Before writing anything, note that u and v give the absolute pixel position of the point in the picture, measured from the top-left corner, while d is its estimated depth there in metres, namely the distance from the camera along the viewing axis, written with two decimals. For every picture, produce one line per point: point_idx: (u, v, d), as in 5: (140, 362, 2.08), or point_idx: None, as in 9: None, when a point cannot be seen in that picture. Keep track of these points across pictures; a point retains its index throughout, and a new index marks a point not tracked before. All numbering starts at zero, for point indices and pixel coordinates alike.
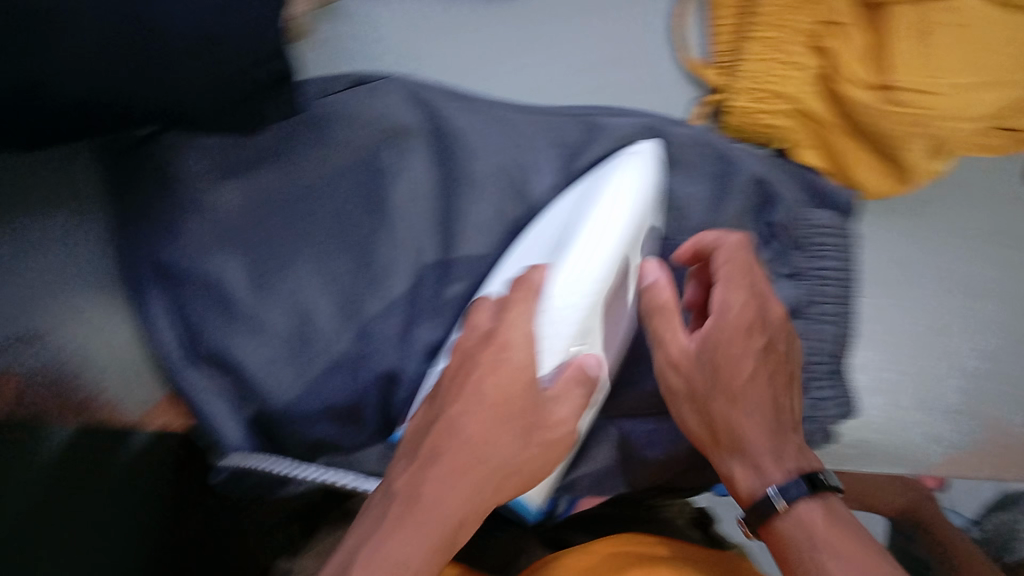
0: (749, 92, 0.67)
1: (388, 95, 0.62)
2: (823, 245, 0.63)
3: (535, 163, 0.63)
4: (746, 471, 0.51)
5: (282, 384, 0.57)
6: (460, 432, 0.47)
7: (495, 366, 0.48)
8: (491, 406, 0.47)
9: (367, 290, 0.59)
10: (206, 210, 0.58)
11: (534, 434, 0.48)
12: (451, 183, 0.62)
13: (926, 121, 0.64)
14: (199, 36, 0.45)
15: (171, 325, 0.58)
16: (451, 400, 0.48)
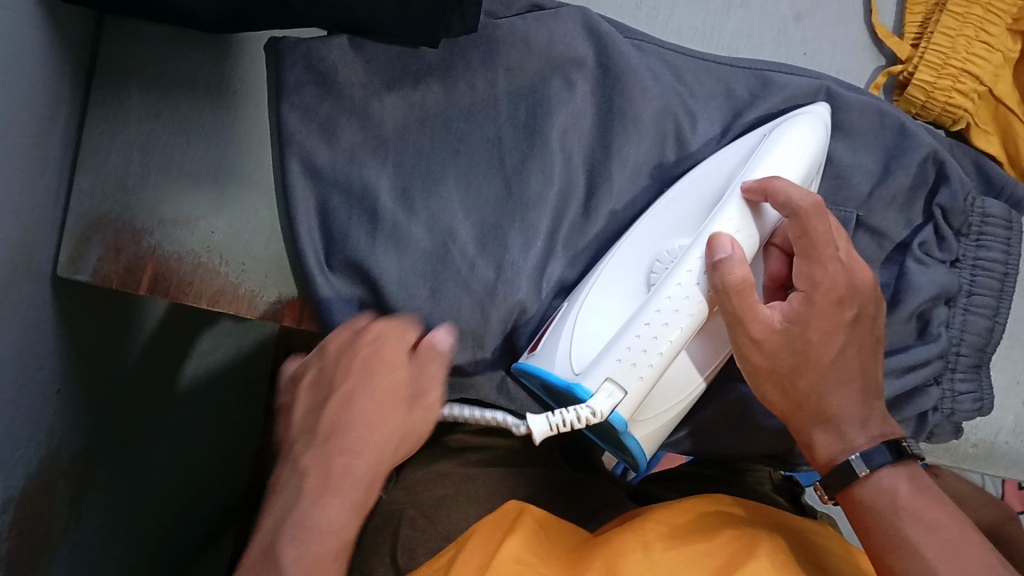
0: (934, 67, 0.61)
1: (568, 21, 0.61)
2: (989, 234, 0.59)
3: (697, 113, 0.62)
4: (831, 440, 0.52)
5: (415, 300, 0.58)
6: (356, 407, 0.49)
7: (377, 342, 0.53)
8: (365, 387, 0.50)
9: (510, 219, 0.60)
10: (369, 119, 0.59)
11: (417, 404, 0.51)
12: (608, 121, 0.62)
13: None
14: None
15: (313, 224, 0.58)
16: (338, 377, 0.51)
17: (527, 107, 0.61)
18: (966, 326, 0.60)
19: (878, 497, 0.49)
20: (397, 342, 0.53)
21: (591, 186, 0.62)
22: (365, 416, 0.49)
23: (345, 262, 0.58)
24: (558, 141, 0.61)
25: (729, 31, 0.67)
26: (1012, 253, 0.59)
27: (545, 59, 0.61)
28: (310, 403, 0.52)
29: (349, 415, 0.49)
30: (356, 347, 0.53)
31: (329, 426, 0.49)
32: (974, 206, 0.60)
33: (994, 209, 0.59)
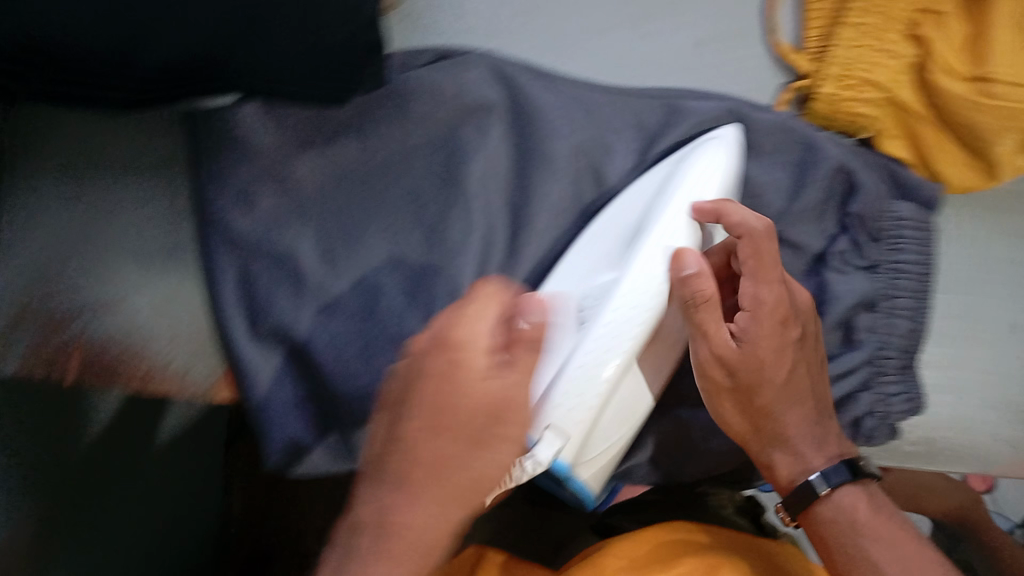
0: (837, 79, 0.62)
1: (475, 69, 0.62)
2: (901, 237, 0.61)
3: (612, 146, 0.63)
4: (791, 463, 0.55)
5: (345, 360, 0.59)
6: (419, 451, 0.42)
7: (450, 370, 0.42)
8: (452, 410, 0.42)
9: (436, 271, 0.60)
10: (287, 183, 0.59)
11: (501, 430, 0.44)
12: (526, 158, 0.62)
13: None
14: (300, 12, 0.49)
15: (237, 294, 0.58)
16: (412, 403, 0.43)
17: (443, 154, 0.61)
18: (889, 327, 0.61)
19: (828, 517, 0.54)
20: (479, 357, 0.43)
21: (515, 228, 0.62)
22: (422, 447, 0.42)
23: (272, 329, 0.59)
24: (478, 187, 0.61)
25: (636, 60, 0.67)
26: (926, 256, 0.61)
27: (456, 106, 0.61)
28: (383, 439, 0.44)
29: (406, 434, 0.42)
30: (432, 371, 0.43)
31: (395, 426, 0.44)
32: (886, 211, 0.61)
33: (904, 212, 0.61)
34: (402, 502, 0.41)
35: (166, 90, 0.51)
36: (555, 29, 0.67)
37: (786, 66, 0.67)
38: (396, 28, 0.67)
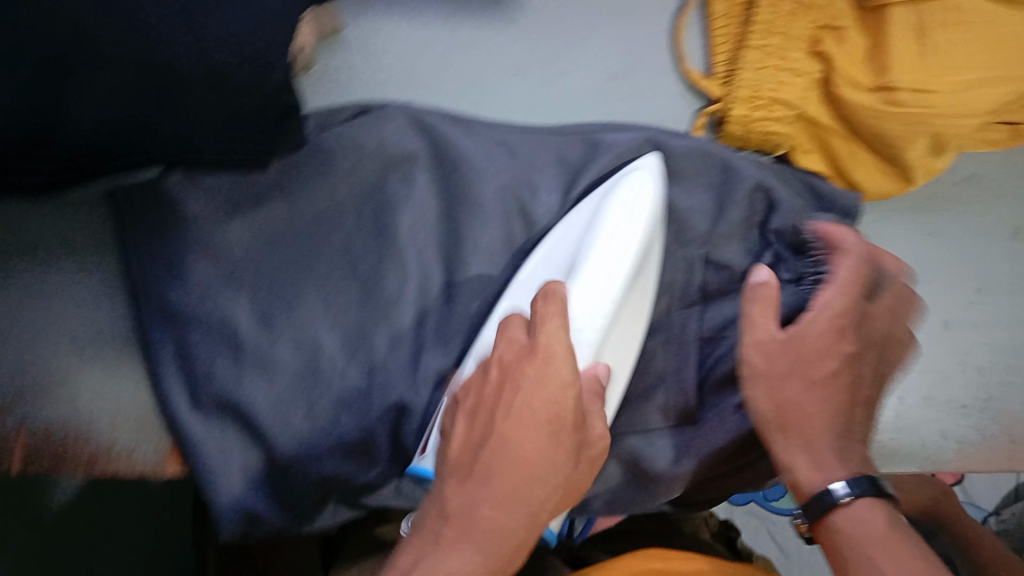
0: (748, 101, 0.63)
1: (394, 120, 0.63)
2: (821, 249, 0.61)
3: (537, 183, 0.64)
4: (813, 470, 0.52)
5: (289, 424, 0.58)
6: (508, 449, 0.48)
7: (541, 383, 0.48)
8: (549, 424, 0.48)
9: (374, 322, 0.60)
10: (216, 251, 0.59)
11: (581, 454, 0.50)
12: (453, 204, 0.63)
13: (928, 120, 0.60)
14: (208, 69, 0.45)
15: (177, 369, 0.58)
16: (498, 416, 0.49)
17: (371, 207, 0.61)
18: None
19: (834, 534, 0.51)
20: (571, 387, 0.48)
21: (449, 274, 0.62)
22: (514, 453, 0.47)
23: (214, 399, 0.58)
24: (410, 235, 0.61)
25: (554, 100, 0.68)
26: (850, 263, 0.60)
27: (378, 159, 0.62)
28: (467, 433, 0.50)
29: (497, 435, 0.48)
30: (521, 381, 0.49)
31: (481, 440, 0.49)
32: (804, 224, 0.62)
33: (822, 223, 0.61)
34: (489, 491, 0.47)
35: (82, 161, 0.49)
36: (472, 77, 0.67)
37: (697, 92, 0.68)
38: (310, 87, 0.65)
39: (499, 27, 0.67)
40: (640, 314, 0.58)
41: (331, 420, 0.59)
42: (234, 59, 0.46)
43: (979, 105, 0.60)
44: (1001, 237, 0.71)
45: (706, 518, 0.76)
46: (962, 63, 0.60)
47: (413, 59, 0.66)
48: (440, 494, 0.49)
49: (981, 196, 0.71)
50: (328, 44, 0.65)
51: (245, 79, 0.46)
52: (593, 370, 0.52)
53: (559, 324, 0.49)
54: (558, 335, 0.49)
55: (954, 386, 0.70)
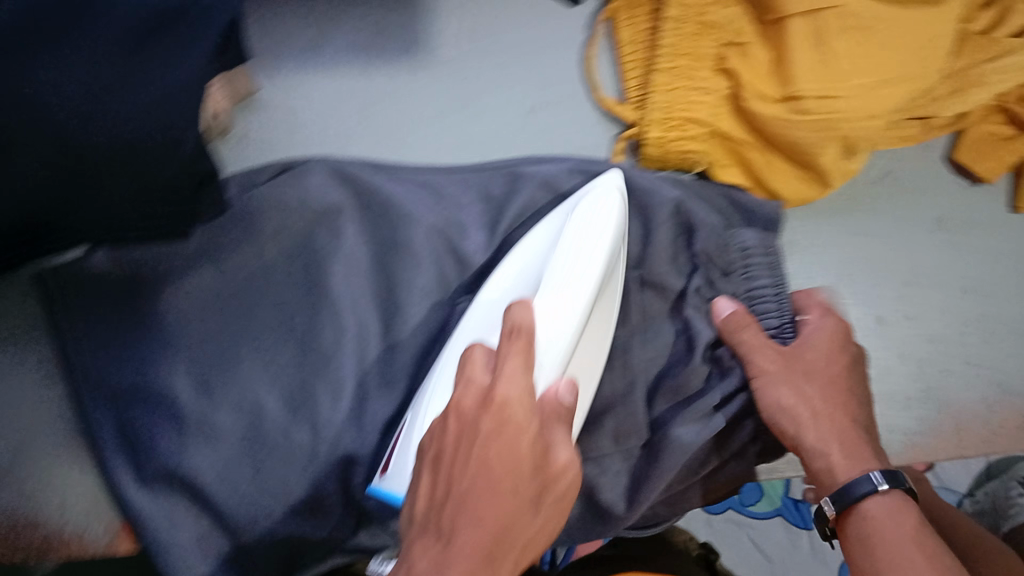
0: (663, 123, 0.64)
1: (316, 175, 0.63)
2: (750, 267, 0.64)
3: (466, 223, 0.65)
4: (848, 461, 0.56)
5: (236, 487, 0.58)
6: (472, 505, 0.43)
7: (499, 429, 0.44)
8: (510, 468, 0.44)
9: (314, 378, 0.60)
10: (147, 323, 0.59)
11: (548, 491, 0.45)
12: (385, 251, 0.63)
13: (836, 124, 0.61)
14: (123, 147, 0.48)
15: (117, 445, 0.58)
16: (456, 472, 0.45)
17: (302, 264, 0.62)
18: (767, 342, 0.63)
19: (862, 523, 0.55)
20: (525, 427, 0.45)
21: (386, 322, 0.62)
22: (477, 500, 0.43)
23: (159, 470, 0.58)
24: (343, 286, 0.62)
25: (475, 140, 0.68)
26: (779, 277, 0.64)
27: (304, 215, 0.62)
28: (427, 493, 0.46)
29: (459, 490, 0.44)
30: (476, 430, 0.45)
31: (443, 495, 0.44)
32: (732, 243, 0.64)
33: (751, 240, 0.64)
34: (458, 545, 0.42)
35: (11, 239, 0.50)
36: (390, 126, 0.68)
37: (613, 118, 0.69)
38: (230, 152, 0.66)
39: (409, 75, 0.68)
40: (599, 333, 0.57)
41: (278, 478, 0.59)
42: (145, 135, 0.48)
43: (883, 105, 0.61)
44: (928, 229, 0.71)
45: (685, 543, 0.77)
46: (863, 65, 0.61)
47: (328, 116, 0.67)
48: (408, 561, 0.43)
49: (903, 193, 0.72)
50: (246, 108, 0.66)
51: (159, 157, 0.49)
52: (554, 391, 0.49)
53: (521, 360, 0.48)
54: (517, 376, 0.46)
55: (895, 380, 0.70)
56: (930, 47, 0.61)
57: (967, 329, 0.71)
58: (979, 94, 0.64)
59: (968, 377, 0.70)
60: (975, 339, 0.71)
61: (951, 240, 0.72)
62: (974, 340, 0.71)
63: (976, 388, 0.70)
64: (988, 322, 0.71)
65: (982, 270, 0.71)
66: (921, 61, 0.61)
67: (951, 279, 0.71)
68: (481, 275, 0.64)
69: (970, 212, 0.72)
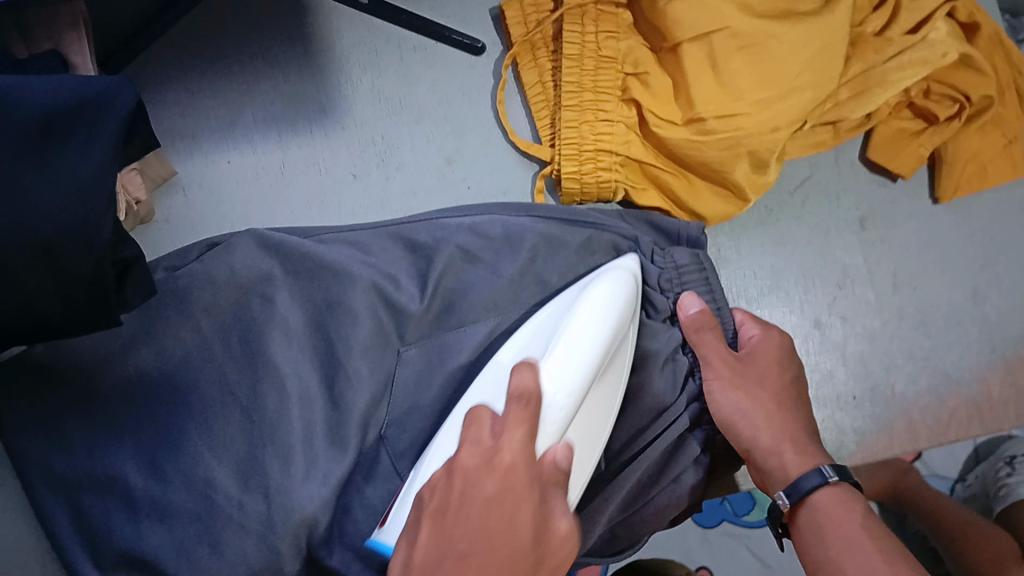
0: (575, 158, 0.68)
1: (242, 248, 0.63)
2: (685, 280, 0.66)
3: (396, 272, 0.66)
4: (800, 458, 0.58)
5: (195, 565, 0.58)
6: (468, 559, 0.41)
7: (500, 496, 0.44)
8: (506, 530, 0.42)
9: (263, 447, 0.60)
10: (93, 409, 0.61)
11: (546, 555, 0.44)
12: (322, 312, 0.64)
13: (740, 141, 0.65)
14: (38, 247, 0.46)
15: (73, 529, 0.59)
16: (458, 527, 0.43)
17: (238, 336, 0.62)
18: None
19: (812, 514, 0.56)
20: (526, 497, 0.44)
21: (329, 383, 0.63)
22: (474, 562, 0.41)
23: (118, 557, 0.58)
24: (284, 352, 0.62)
25: (395, 195, 0.72)
26: (714, 290, 0.66)
27: (235, 288, 0.63)
28: (426, 546, 0.43)
29: (458, 547, 0.42)
30: (478, 491, 0.44)
31: (443, 548, 0.42)
32: (668, 262, 0.67)
33: (684, 258, 0.67)
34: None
35: None
36: (311, 190, 0.72)
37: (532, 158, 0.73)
38: (156, 233, 0.70)
39: (325, 138, 0.73)
40: (606, 406, 0.59)
41: (237, 552, 0.59)
42: (61, 232, 0.46)
43: (781, 118, 0.65)
44: (846, 231, 0.76)
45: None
46: (757, 84, 0.65)
47: (250, 188, 0.72)
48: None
49: (822, 195, 0.77)
50: (167, 189, 0.71)
51: (80, 247, 0.47)
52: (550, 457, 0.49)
53: (523, 430, 0.49)
54: (515, 442, 0.47)
55: (840, 382, 0.75)
56: (826, 56, 0.65)
57: (904, 326, 0.75)
58: (882, 95, 0.69)
59: (907, 372, 0.75)
60: (902, 333, 0.75)
61: (869, 236, 0.76)
62: (902, 335, 0.75)
63: (911, 384, 0.75)
64: (922, 315, 0.75)
65: (911, 264, 0.76)
66: (814, 72, 0.65)
67: (872, 279, 0.76)
68: (422, 326, 0.66)
69: (891, 207, 0.77)
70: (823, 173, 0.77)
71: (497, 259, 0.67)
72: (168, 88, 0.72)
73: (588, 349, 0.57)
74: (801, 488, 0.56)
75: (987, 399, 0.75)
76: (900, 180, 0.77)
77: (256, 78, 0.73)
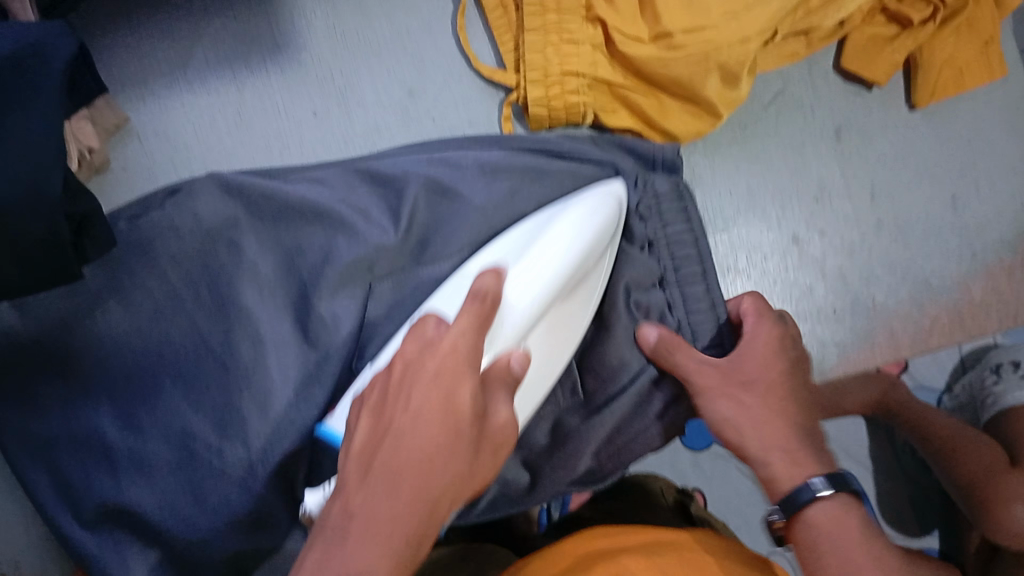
0: (540, 83, 0.67)
1: (204, 194, 0.61)
2: (666, 210, 0.65)
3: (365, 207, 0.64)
4: (791, 467, 0.54)
5: (178, 515, 0.58)
6: (405, 439, 0.42)
7: (441, 375, 0.44)
8: (447, 407, 0.43)
9: (240, 393, 0.59)
10: (66, 365, 0.59)
11: (482, 442, 0.44)
12: (291, 256, 0.62)
13: (708, 56, 0.63)
14: None
15: (52, 486, 0.59)
16: (397, 411, 0.44)
17: (207, 286, 0.60)
18: (689, 298, 0.63)
19: (808, 531, 0.53)
20: (467, 376, 0.44)
21: (303, 326, 0.61)
22: (411, 442, 0.42)
23: (98, 510, 0.58)
24: (256, 300, 0.60)
25: (359, 133, 0.71)
26: (693, 220, 0.65)
27: (200, 236, 0.60)
28: (371, 423, 0.44)
29: (395, 428, 0.43)
30: (420, 371, 0.45)
31: (383, 430, 0.43)
32: (648, 191, 0.65)
33: (664, 187, 0.65)
34: (384, 492, 0.41)
35: None
36: (273, 133, 0.70)
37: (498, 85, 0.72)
38: (115, 183, 0.68)
39: (281, 75, 0.71)
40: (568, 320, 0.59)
41: (219, 501, 0.58)
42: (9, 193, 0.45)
43: (750, 29, 0.64)
44: (823, 141, 0.75)
45: (661, 494, 0.78)
46: None
47: (206, 132, 0.69)
48: (337, 501, 0.42)
49: (798, 106, 0.75)
50: (123, 137, 0.68)
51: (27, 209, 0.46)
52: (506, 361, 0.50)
53: (473, 321, 0.47)
54: (463, 334, 0.46)
55: (819, 297, 0.74)
56: None
57: (882, 238, 0.75)
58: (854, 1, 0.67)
59: (887, 283, 0.74)
60: (881, 242, 0.75)
61: (845, 146, 0.75)
62: (881, 244, 0.75)
63: (892, 295, 0.75)
64: (901, 223, 0.75)
65: (889, 173, 0.75)
66: None
67: (849, 190, 0.75)
68: (397, 259, 0.62)
69: (866, 117, 0.75)
70: (798, 83, 0.75)
71: (464, 187, 0.64)
72: (115, 31, 0.69)
73: (559, 258, 0.56)
74: (795, 502, 0.53)
75: (968, 305, 0.75)
76: (874, 88, 0.75)
77: (204, 15, 0.70)
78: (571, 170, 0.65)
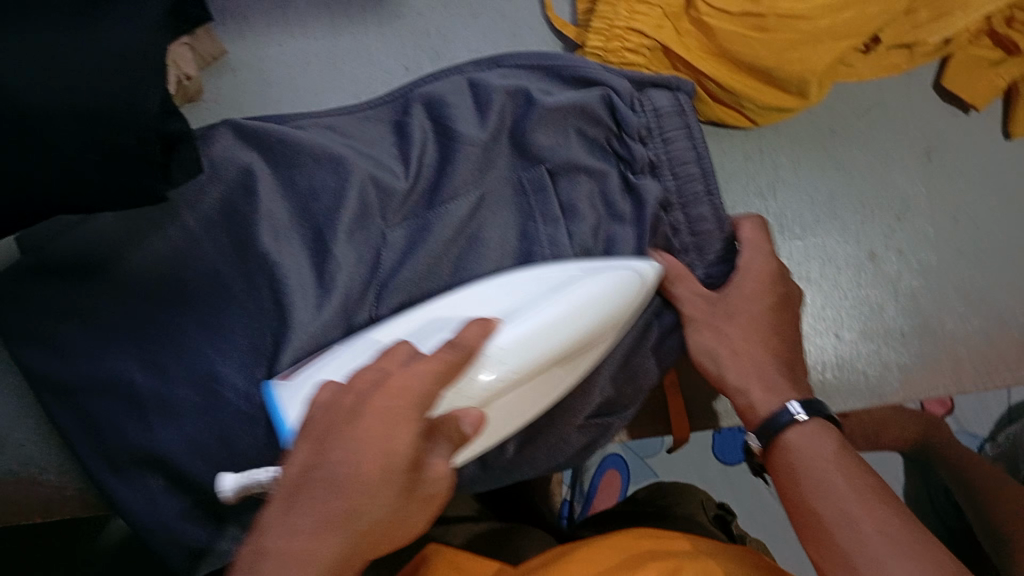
0: (601, 35, 0.68)
1: (219, 140, 0.60)
2: (665, 126, 0.63)
3: (380, 153, 0.63)
4: (769, 395, 0.57)
5: (206, 461, 0.58)
6: (336, 478, 0.38)
7: (388, 415, 0.40)
8: (383, 457, 0.39)
9: (279, 333, 0.59)
10: (87, 316, 0.59)
11: (416, 489, 0.41)
12: (306, 204, 0.61)
13: (805, 45, 0.66)
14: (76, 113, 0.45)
15: (76, 425, 0.59)
16: (334, 440, 0.40)
17: (227, 230, 0.60)
18: (693, 220, 0.64)
19: (786, 455, 0.54)
20: (411, 421, 0.40)
21: (320, 271, 0.60)
22: (338, 484, 0.38)
23: (127, 451, 0.58)
24: (274, 245, 0.60)
25: None
26: (695, 133, 0.64)
27: (218, 181, 0.60)
28: (308, 449, 0.40)
29: (330, 462, 0.39)
30: (367, 404, 0.41)
31: (312, 466, 0.39)
32: (646, 109, 0.64)
33: (662, 102, 0.64)
34: (300, 530, 0.37)
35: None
36: (361, 81, 0.71)
37: None
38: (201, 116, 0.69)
39: (378, 28, 0.71)
40: (543, 387, 0.58)
41: (246, 447, 0.59)
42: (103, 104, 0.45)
43: (862, 25, 0.67)
44: (908, 158, 0.75)
45: (702, 503, 0.79)
46: None
47: (297, 74, 0.70)
48: (251, 535, 0.39)
49: (893, 117, 0.75)
50: (216, 71, 0.69)
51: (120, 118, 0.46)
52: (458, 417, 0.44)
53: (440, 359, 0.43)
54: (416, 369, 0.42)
55: (889, 317, 0.73)
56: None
57: (962, 262, 0.74)
58: (962, 18, 0.68)
59: (958, 308, 0.74)
60: (955, 270, 0.74)
61: (931, 165, 0.75)
62: (954, 272, 0.74)
63: (962, 320, 0.74)
64: (981, 249, 0.75)
65: (974, 197, 0.75)
66: None
67: (925, 212, 0.74)
68: (408, 204, 0.62)
69: (959, 139, 0.76)
70: (891, 90, 0.76)
71: (458, 124, 0.63)
72: None
73: (548, 344, 0.54)
74: (776, 423, 0.55)
75: None
76: (971, 111, 0.76)
77: None
78: (560, 102, 0.62)
